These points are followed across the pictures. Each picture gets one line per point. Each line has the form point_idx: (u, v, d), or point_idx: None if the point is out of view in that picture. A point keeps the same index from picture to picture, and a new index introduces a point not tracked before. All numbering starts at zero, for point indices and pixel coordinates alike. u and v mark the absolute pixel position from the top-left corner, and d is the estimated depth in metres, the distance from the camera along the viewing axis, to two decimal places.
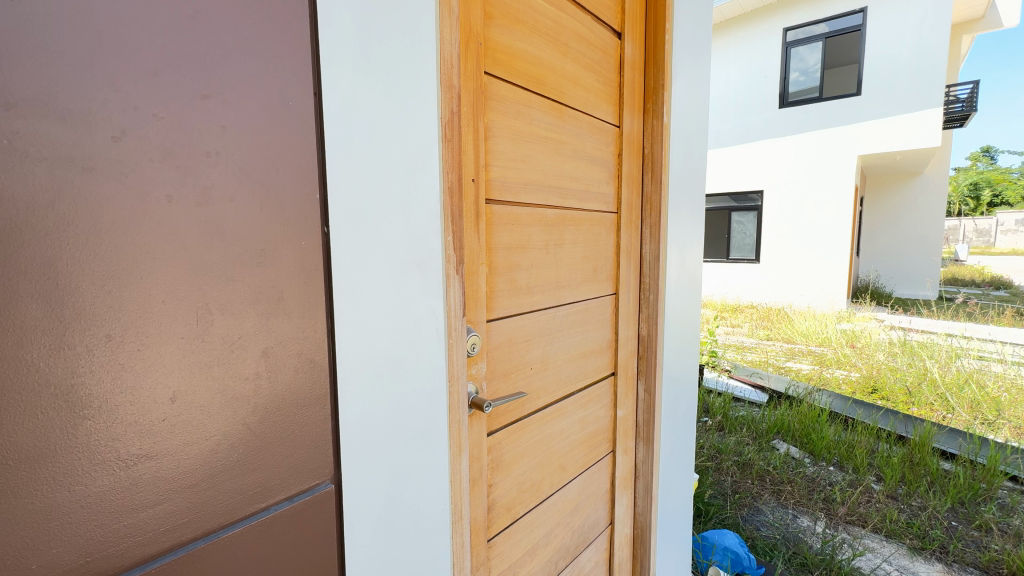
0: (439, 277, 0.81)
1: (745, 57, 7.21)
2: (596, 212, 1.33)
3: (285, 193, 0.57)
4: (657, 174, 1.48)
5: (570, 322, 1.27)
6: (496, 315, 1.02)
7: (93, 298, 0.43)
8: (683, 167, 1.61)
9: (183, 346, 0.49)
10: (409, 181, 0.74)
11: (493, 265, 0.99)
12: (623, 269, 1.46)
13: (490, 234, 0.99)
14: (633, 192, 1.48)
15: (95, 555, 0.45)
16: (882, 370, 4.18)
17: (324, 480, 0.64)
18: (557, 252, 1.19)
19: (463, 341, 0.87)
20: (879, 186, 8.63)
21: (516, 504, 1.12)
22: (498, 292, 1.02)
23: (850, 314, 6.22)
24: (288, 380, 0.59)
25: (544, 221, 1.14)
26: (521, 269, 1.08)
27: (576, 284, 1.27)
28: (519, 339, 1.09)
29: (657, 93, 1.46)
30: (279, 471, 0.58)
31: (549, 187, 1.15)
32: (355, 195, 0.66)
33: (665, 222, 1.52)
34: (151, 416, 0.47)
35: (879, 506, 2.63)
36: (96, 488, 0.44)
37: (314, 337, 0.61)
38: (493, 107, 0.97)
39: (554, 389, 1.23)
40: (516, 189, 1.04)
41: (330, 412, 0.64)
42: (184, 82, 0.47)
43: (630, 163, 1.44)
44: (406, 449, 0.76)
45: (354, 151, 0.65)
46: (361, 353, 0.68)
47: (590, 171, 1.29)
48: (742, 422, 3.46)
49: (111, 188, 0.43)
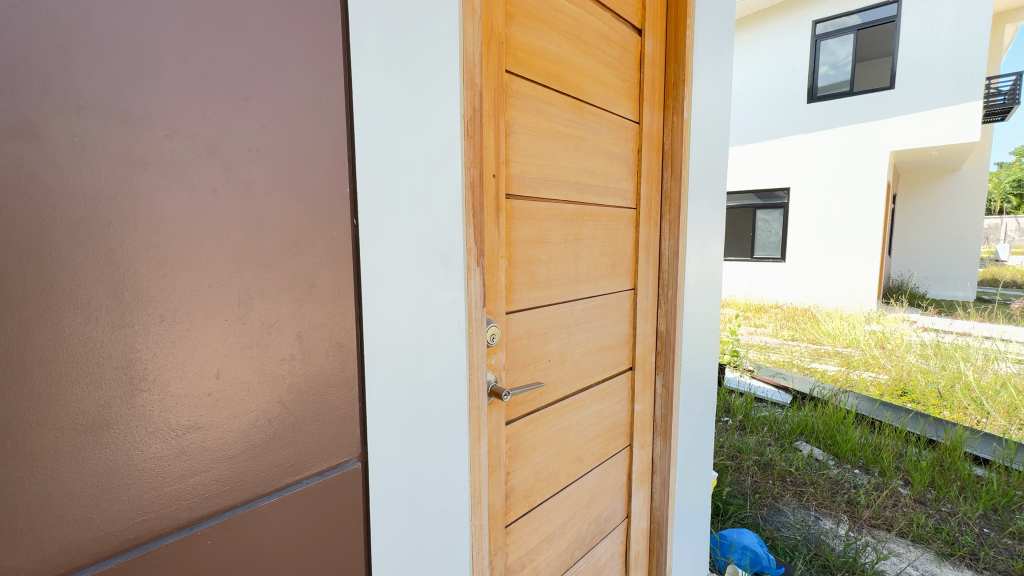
0: (461, 269, 0.83)
1: (772, 51, 7.05)
2: (615, 208, 1.34)
3: (317, 188, 0.61)
4: (677, 170, 1.48)
5: (588, 317, 1.29)
6: (515, 307, 1.04)
7: (149, 282, 0.47)
8: (704, 162, 1.61)
9: (226, 327, 0.53)
10: (432, 177, 0.76)
11: (512, 259, 1.02)
12: (642, 265, 1.47)
13: (509, 228, 1.01)
14: (653, 187, 1.49)
15: (150, 514, 0.50)
16: (913, 373, 4.06)
17: (352, 457, 0.68)
18: (576, 247, 1.21)
19: (483, 332, 0.90)
20: (913, 183, 8.33)
21: (534, 492, 1.15)
22: (517, 285, 1.04)
23: (879, 315, 6.03)
24: (319, 362, 0.62)
25: (563, 216, 1.16)
26: (538, 263, 1.10)
27: (594, 279, 1.29)
28: (539, 332, 1.12)
29: (678, 89, 1.46)
30: (311, 448, 0.62)
31: (569, 182, 1.17)
32: (382, 190, 0.69)
33: (684, 218, 1.52)
34: (197, 391, 0.52)
35: (907, 510, 2.57)
36: (150, 454, 0.49)
37: (344, 323, 0.65)
38: (514, 104, 0.99)
39: (571, 381, 1.25)
40: (536, 184, 1.07)
41: (358, 394, 0.67)
42: (228, 85, 0.51)
43: (649, 159, 1.45)
44: (428, 433, 0.79)
45: (380, 146, 0.68)
46: (386, 340, 0.71)
47: (607, 169, 1.29)
48: (764, 423, 3.41)
49: (164, 182, 0.48)
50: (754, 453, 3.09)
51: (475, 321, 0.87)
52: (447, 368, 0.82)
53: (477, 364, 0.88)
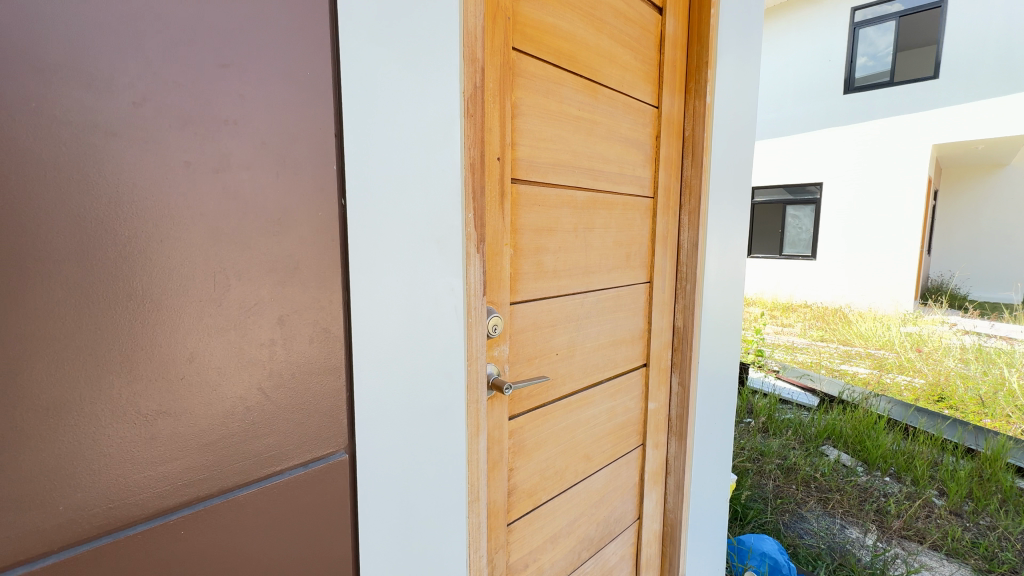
0: (460, 255, 0.79)
1: (806, 39, 6.76)
2: (630, 197, 1.28)
3: (302, 164, 0.57)
4: (698, 158, 1.41)
5: (600, 311, 1.23)
6: (520, 297, 1.00)
7: (114, 258, 0.45)
8: (728, 150, 1.53)
9: (200, 308, 0.51)
10: (429, 157, 0.72)
11: (518, 247, 0.98)
12: (659, 258, 1.40)
13: (515, 215, 0.97)
14: (672, 176, 1.42)
15: (118, 502, 0.47)
16: (951, 378, 3.85)
17: (339, 449, 0.65)
18: (587, 236, 1.16)
19: (483, 322, 0.85)
20: (957, 179, 7.90)
21: (538, 490, 1.11)
22: (523, 274, 1.00)
23: (917, 316, 5.75)
24: (303, 348, 0.59)
25: (573, 203, 1.11)
26: (546, 252, 1.05)
27: (607, 270, 1.23)
28: (545, 325, 1.07)
29: (701, 72, 1.39)
30: (293, 437, 0.60)
31: (580, 168, 1.11)
32: (373, 169, 0.65)
33: (705, 208, 1.44)
34: (169, 374, 0.49)
35: (941, 522, 2.44)
36: (118, 439, 0.47)
37: (330, 308, 0.62)
38: (521, 84, 0.94)
39: (581, 376, 1.20)
40: (545, 170, 1.02)
41: (345, 383, 0.64)
42: (204, 52, 0.48)
43: (668, 147, 1.38)
44: (423, 426, 0.76)
45: (371, 123, 0.65)
46: (376, 328, 0.68)
47: (622, 155, 1.23)
48: (789, 426, 3.28)
49: (132, 153, 0.45)
50: (777, 457, 2.97)
51: (475, 310, 0.83)
52: (444, 358, 0.78)
53: (477, 355, 0.84)
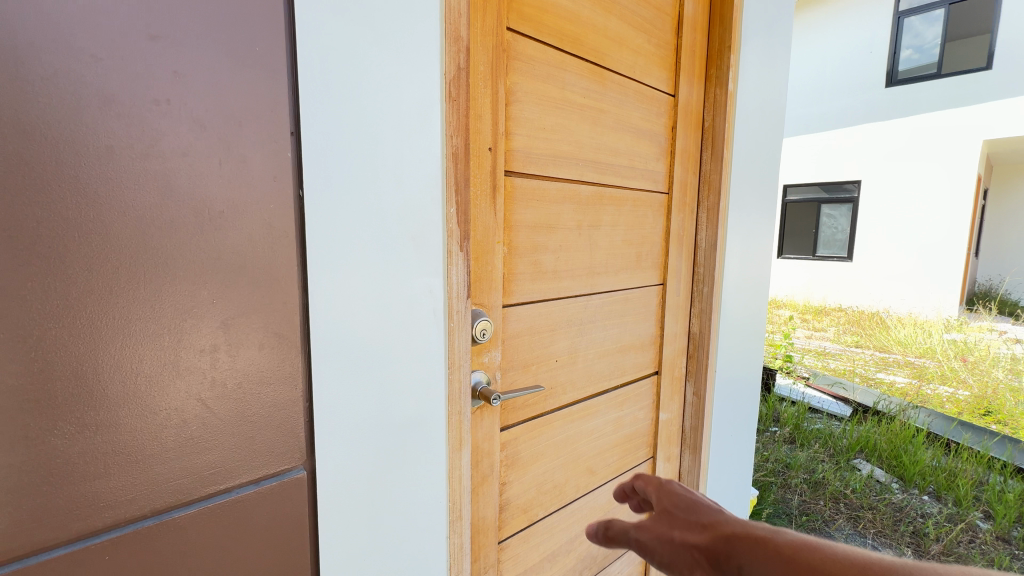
0: (440, 254, 0.72)
1: (846, 28, 6.41)
2: (642, 192, 1.19)
3: (251, 150, 0.51)
4: (718, 150, 1.31)
5: (606, 314, 1.15)
6: (514, 299, 0.93)
7: (18, 253, 0.40)
8: (751, 142, 1.41)
9: (126, 310, 0.45)
10: (403, 146, 0.66)
11: (512, 245, 0.90)
12: (673, 258, 1.30)
13: (509, 210, 0.89)
14: (690, 171, 1.31)
15: (29, 526, 0.42)
16: (1000, 391, 3.57)
17: (296, 465, 0.59)
18: (593, 234, 1.07)
19: (468, 326, 0.78)
20: (1009, 177, 7.40)
21: (534, 505, 1.04)
22: (518, 275, 0.92)
23: (962, 323, 5.40)
24: (251, 355, 0.54)
25: (577, 199, 1.02)
26: (545, 251, 0.97)
27: (615, 271, 1.15)
28: (544, 329, 1.00)
29: (723, 57, 1.28)
30: (241, 453, 0.54)
31: (586, 161, 1.03)
32: (335, 158, 0.59)
33: (725, 205, 1.34)
34: (89, 384, 0.44)
35: (986, 548, 2.25)
36: (26, 457, 0.41)
37: (284, 311, 0.56)
38: (516, 67, 0.86)
39: (584, 384, 1.12)
40: (544, 162, 0.94)
41: (302, 393, 0.58)
42: (129, 21, 0.43)
43: (685, 138, 1.28)
44: (396, 440, 0.70)
45: (334, 107, 0.58)
46: (340, 332, 0.62)
47: (633, 146, 1.14)
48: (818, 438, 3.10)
49: (40, 134, 0.39)
50: (804, 470, 2.81)
51: (458, 314, 0.76)
52: (421, 366, 0.72)
53: (461, 362, 0.77)
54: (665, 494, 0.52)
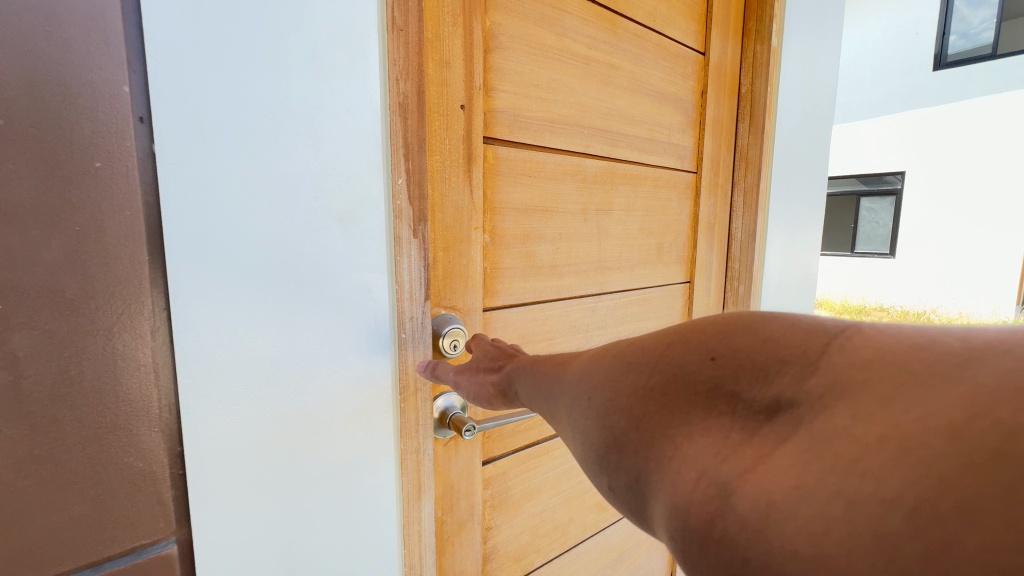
0: (382, 241, 0.54)
1: None
2: (664, 170, 0.98)
3: (53, 70, 0.33)
4: (757, 121, 1.09)
5: (620, 319, 0.94)
6: (499, 301, 0.74)
7: None
8: (797, 113, 1.19)
9: None
10: (321, 91, 0.48)
11: (495, 233, 0.71)
12: (703, 251, 1.09)
13: (492, 187, 0.70)
14: (723, 147, 1.10)
15: None
16: None
17: (163, 536, 0.41)
18: (603, 220, 0.87)
19: (426, 337, 0.59)
20: None
21: (529, 553, 0.85)
22: (504, 270, 0.73)
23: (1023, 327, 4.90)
24: (76, 383, 0.35)
25: (581, 175, 0.82)
26: (540, 242, 0.78)
27: (630, 266, 0.94)
28: (539, 338, 0.80)
29: (764, 7, 1.06)
30: (58, 531, 0.35)
31: (592, 130, 0.83)
32: (209, 100, 0.41)
33: (765, 187, 1.12)
34: None
35: None
36: None
37: (130, 317, 0.37)
38: (498, 3, 0.67)
39: None
40: (538, 128, 0.75)
41: (164, 435, 0.41)
42: None
43: (717, 107, 1.06)
44: (321, 490, 0.52)
45: (205, 25, 0.40)
46: (225, 350, 0.44)
47: (653, 114, 0.94)
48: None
49: None
50: None
51: (410, 323, 0.57)
52: (355, 393, 0.54)
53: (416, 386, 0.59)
54: (490, 345, 0.54)
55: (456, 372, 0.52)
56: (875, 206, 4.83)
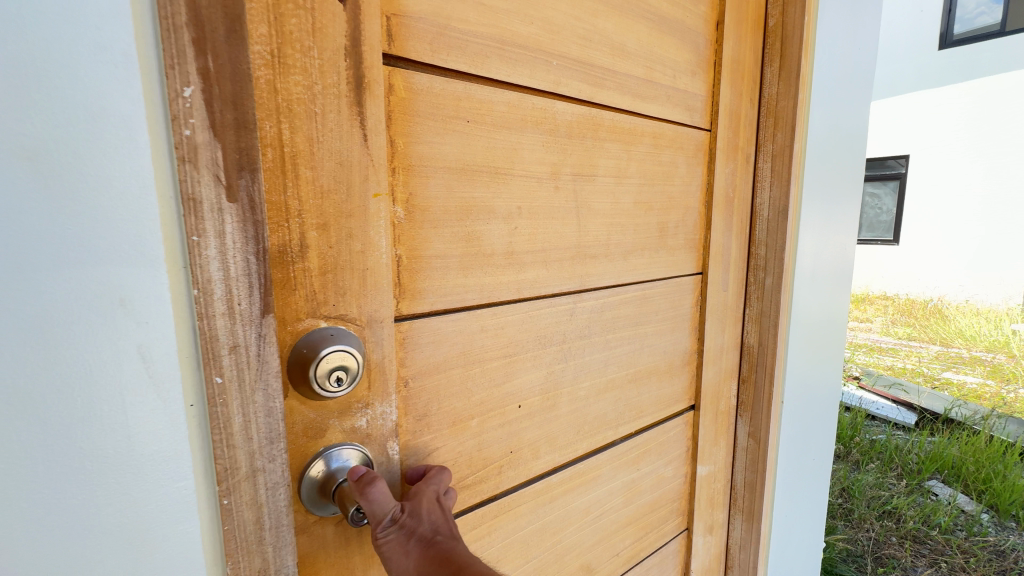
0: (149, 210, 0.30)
1: None
2: (669, 125, 0.73)
3: None
4: (790, 66, 0.84)
5: (611, 325, 0.70)
6: (423, 307, 0.50)
7: None
8: (841, 57, 0.93)
9: None
10: None
11: (414, 206, 0.48)
12: (720, 234, 0.84)
13: (405, 135, 0.46)
14: (746, 98, 0.84)
15: None
16: None
17: None
18: (583, 190, 0.63)
19: (266, 379, 0.35)
20: None
21: None
22: (430, 261, 0.50)
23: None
24: None
25: (551, 126, 0.58)
26: (487, 219, 0.54)
27: (624, 254, 0.70)
28: (491, 357, 0.57)
29: None
30: None
31: (565, 61, 0.58)
32: None
33: (798, 152, 0.87)
34: None
35: None
36: None
37: None
38: None
39: (574, 440, 0.68)
40: (481, 49, 0.50)
41: None
42: None
43: (738, 44, 0.81)
44: None
45: None
46: None
47: (651, 47, 0.69)
48: (881, 450, 2.34)
49: None
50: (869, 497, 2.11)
51: (230, 356, 0.33)
52: (101, 479, 0.31)
53: (244, 463, 0.35)
54: (446, 503, 0.45)
55: (432, 493, 0.45)
56: (880, 192, 4.22)
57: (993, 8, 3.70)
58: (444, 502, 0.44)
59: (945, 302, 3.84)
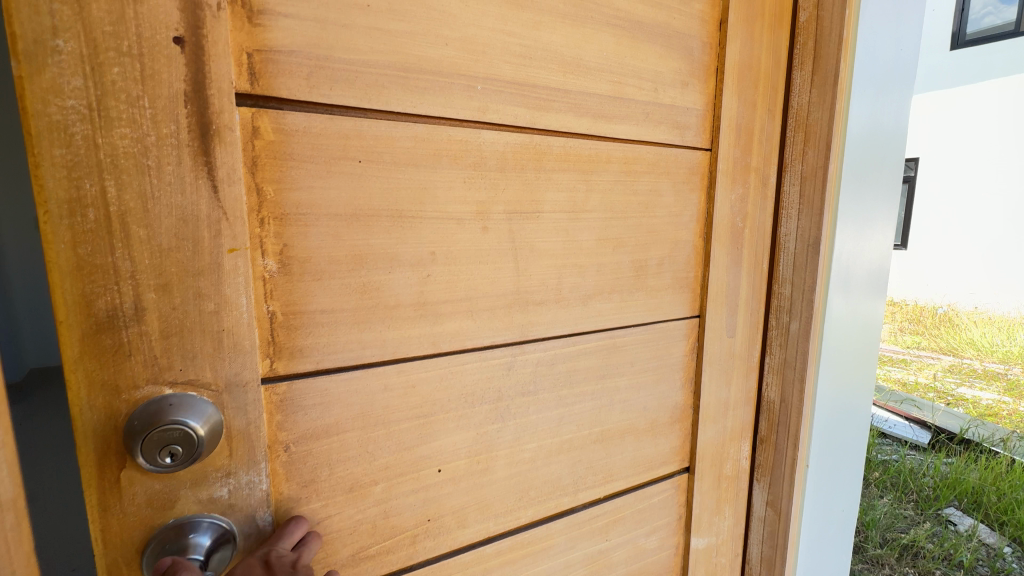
0: None
1: None
2: (648, 147, 0.62)
3: None
4: (825, 70, 0.69)
5: (565, 378, 0.61)
6: (303, 367, 0.45)
7: None
8: (897, 55, 0.75)
9: None
10: None
11: (289, 257, 0.43)
12: (724, 271, 0.71)
13: (276, 180, 0.42)
14: (762, 109, 0.70)
15: None
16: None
17: None
18: (522, 230, 0.55)
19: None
20: None
21: None
22: (312, 317, 0.45)
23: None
24: None
25: (477, 159, 0.51)
26: (389, 267, 0.48)
27: (583, 299, 0.60)
28: (398, 415, 0.51)
29: None
30: None
31: (495, 83, 0.51)
32: None
33: (835, 174, 0.71)
34: None
35: None
36: None
37: None
38: None
39: (514, 508, 0.60)
40: (376, 81, 0.45)
41: None
42: None
43: (749, 45, 0.67)
44: None
45: None
46: None
47: (621, 57, 0.58)
48: (896, 475, 2.04)
49: None
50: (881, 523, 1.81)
51: None
52: None
53: None
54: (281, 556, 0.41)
55: (266, 552, 0.41)
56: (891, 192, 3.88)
57: (1002, 8, 3.66)
58: (277, 559, 0.40)
59: (952, 312, 3.51)
